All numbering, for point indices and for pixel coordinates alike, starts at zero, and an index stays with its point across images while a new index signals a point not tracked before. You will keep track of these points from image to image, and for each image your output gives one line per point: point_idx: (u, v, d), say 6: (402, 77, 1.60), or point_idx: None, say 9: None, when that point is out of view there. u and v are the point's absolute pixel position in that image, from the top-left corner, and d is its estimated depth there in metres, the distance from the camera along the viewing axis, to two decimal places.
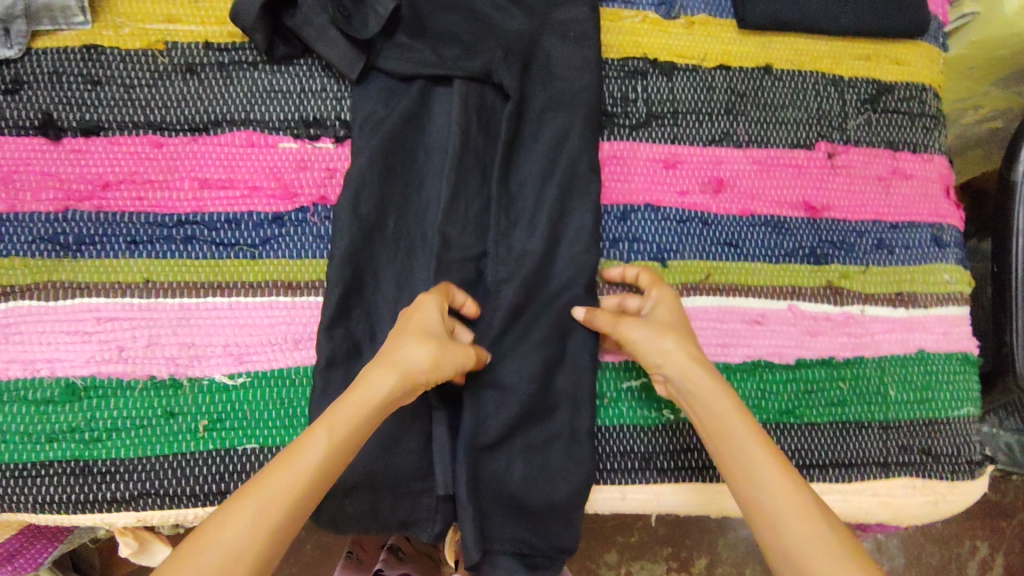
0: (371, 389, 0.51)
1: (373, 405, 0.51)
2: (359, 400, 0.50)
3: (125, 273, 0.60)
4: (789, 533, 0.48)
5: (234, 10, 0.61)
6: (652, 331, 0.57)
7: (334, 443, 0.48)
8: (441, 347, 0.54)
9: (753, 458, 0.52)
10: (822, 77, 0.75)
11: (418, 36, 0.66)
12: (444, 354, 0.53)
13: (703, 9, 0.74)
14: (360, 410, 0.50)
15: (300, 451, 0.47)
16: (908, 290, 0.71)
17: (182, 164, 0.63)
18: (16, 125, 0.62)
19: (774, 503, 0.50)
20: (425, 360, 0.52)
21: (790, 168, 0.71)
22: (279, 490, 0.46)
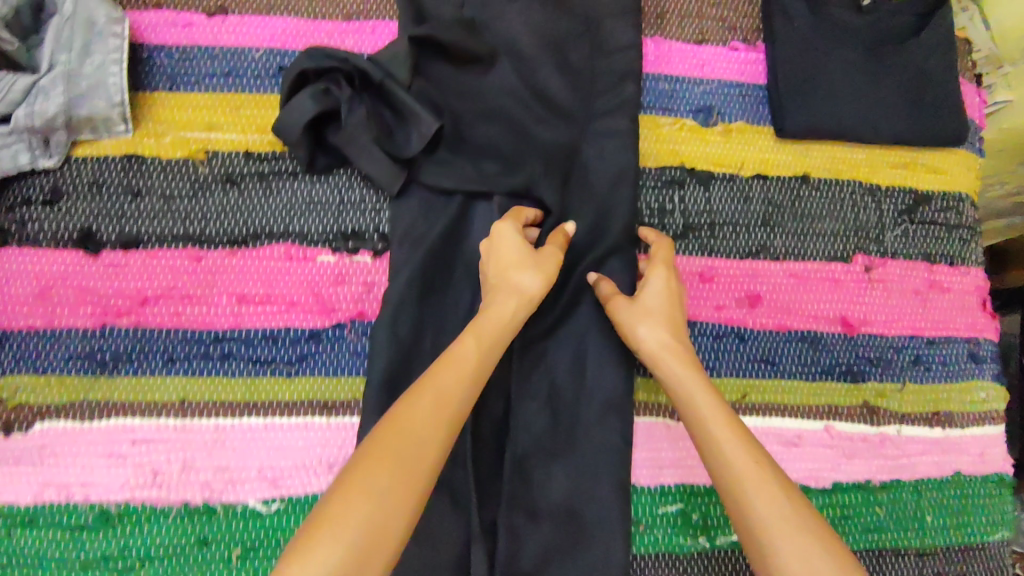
0: (486, 332, 0.55)
1: (501, 331, 0.56)
2: (461, 363, 0.52)
3: (162, 393, 0.60)
4: (766, 517, 0.47)
5: (277, 128, 0.62)
6: (634, 313, 0.60)
7: (457, 393, 0.50)
8: (546, 264, 0.59)
9: (732, 448, 0.51)
10: (860, 187, 0.74)
11: (459, 151, 0.66)
12: (551, 268, 0.59)
13: (741, 116, 0.74)
14: (474, 355, 0.53)
15: (430, 406, 0.48)
16: (944, 409, 0.71)
17: (220, 277, 0.62)
18: (55, 237, 0.61)
19: (754, 489, 0.49)
20: (541, 281, 0.58)
21: (828, 282, 0.71)
22: (419, 442, 0.46)
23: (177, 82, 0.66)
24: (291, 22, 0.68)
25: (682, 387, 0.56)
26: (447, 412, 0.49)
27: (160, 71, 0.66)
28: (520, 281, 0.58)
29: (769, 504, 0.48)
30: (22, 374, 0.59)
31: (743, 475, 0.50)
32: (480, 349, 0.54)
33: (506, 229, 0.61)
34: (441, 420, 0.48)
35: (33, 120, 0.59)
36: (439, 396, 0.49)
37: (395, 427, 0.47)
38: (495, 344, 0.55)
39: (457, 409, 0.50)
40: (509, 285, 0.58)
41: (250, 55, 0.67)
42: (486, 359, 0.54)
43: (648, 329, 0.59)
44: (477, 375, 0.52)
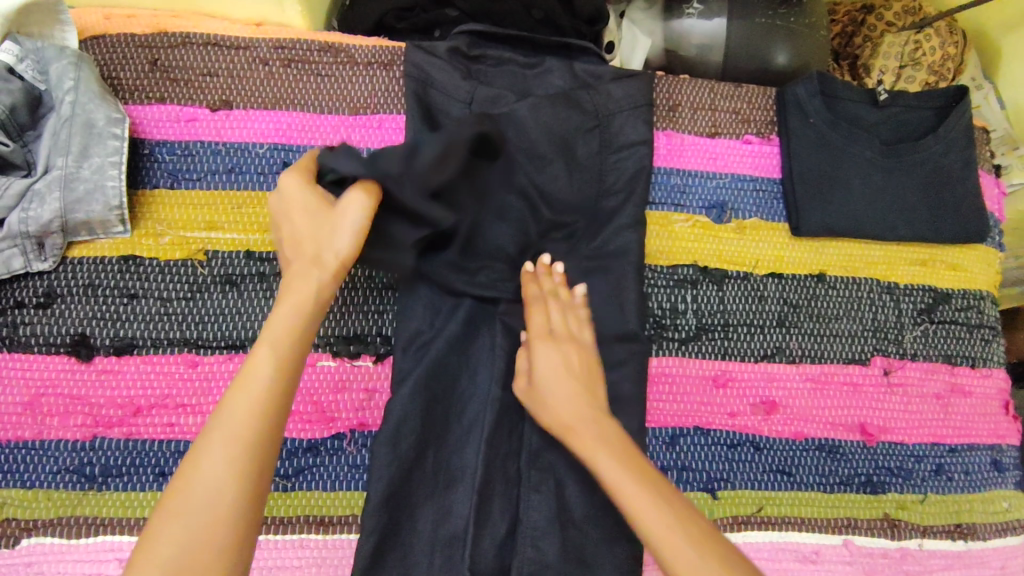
0: (276, 330, 0.50)
1: (299, 322, 0.51)
2: (253, 380, 0.47)
3: (153, 509, 0.57)
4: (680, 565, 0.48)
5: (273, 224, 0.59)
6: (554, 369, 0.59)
7: (247, 417, 0.46)
8: (345, 222, 0.54)
9: (628, 491, 0.51)
10: (878, 285, 0.72)
11: None
12: (351, 222, 0.53)
13: (754, 213, 0.72)
14: (267, 363, 0.48)
15: (221, 446, 0.44)
16: (966, 521, 0.68)
17: (216, 385, 0.60)
18: (47, 341, 0.59)
19: (660, 533, 0.49)
20: (345, 243, 0.54)
21: (845, 387, 0.68)
22: (212, 494, 0.43)
23: (178, 178, 0.64)
24: (297, 116, 0.67)
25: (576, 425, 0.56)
26: (247, 441, 0.45)
27: (161, 167, 0.65)
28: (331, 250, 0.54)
29: (683, 551, 0.48)
30: (9, 488, 0.57)
31: (641, 517, 0.50)
32: (275, 346, 0.50)
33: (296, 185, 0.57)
34: (233, 463, 0.44)
35: (27, 226, 0.58)
36: (228, 427, 0.45)
37: (176, 491, 0.43)
38: (296, 335, 0.51)
39: (265, 428, 0.46)
40: (312, 262, 0.54)
41: (254, 152, 0.66)
42: (282, 362, 0.49)
43: (561, 376, 0.59)
44: (272, 380, 0.48)
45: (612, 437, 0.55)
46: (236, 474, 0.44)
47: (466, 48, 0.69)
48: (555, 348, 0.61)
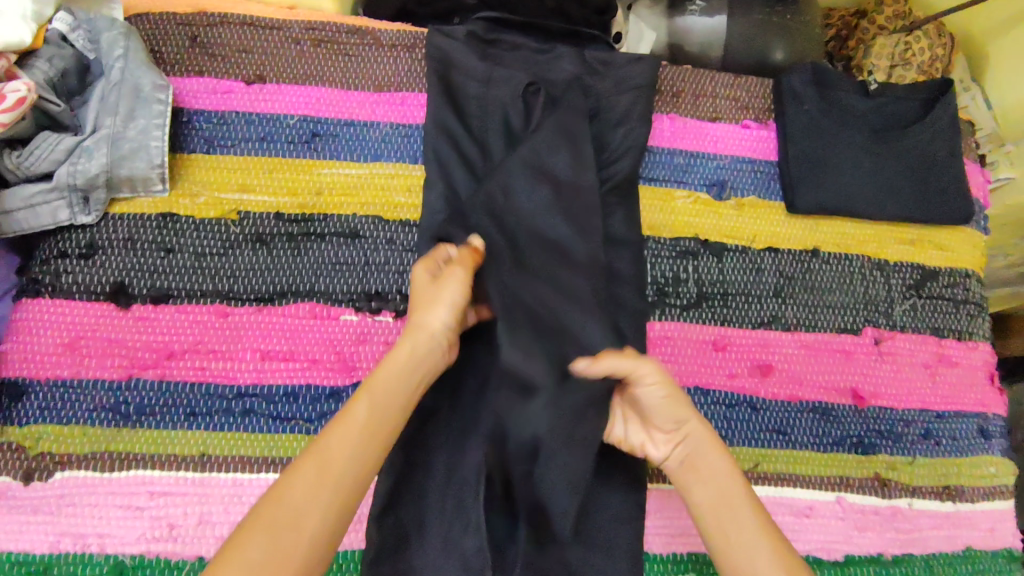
0: (382, 385, 0.54)
1: (398, 381, 0.55)
2: (352, 423, 0.51)
3: (183, 446, 0.61)
4: (735, 540, 0.55)
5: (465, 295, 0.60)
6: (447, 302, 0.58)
7: (342, 451, 0.50)
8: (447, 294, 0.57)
9: (711, 476, 0.57)
10: (868, 261, 0.76)
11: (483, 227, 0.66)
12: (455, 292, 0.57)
13: (752, 191, 0.77)
14: (366, 409, 0.52)
15: (313, 471, 0.48)
16: (954, 483, 0.71)
17: (246, 334, 0.64)
18: (86, 289, 0.63)
19: (726, 517, 0.56)
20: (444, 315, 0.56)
21: (837, 355, 0.72)
22: (300, 507, 0.47)
23: (213, 145, 0.69)
24: (324, 92, 0.72)
25: (700, 452, 0.58)
26: (334, 472, 0.49)
27: (198, 134, 0.69)
28: (431, 320, 0.57)
29: (738, 531, 0.55)
30: (46, 424, 0.60)
31: (711, 507, 0.57)
32: (374, 398, 0.53)
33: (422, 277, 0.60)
34: (320, 488, 0.48)
35: (75, 179, 0.62)
36: (324, 456, 0.49)
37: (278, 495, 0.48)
38: (395, 395, 0.54)
39: (352, 467, 0.50)
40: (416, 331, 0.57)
41: (284, 122, 0.71)
42: (381, 414, 0.53)
43: (703, 429, 0.58)
44: (369, 427, 0.52)
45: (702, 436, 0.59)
46: (324, 497, 0.48)
47: (483, 32, 0.75)
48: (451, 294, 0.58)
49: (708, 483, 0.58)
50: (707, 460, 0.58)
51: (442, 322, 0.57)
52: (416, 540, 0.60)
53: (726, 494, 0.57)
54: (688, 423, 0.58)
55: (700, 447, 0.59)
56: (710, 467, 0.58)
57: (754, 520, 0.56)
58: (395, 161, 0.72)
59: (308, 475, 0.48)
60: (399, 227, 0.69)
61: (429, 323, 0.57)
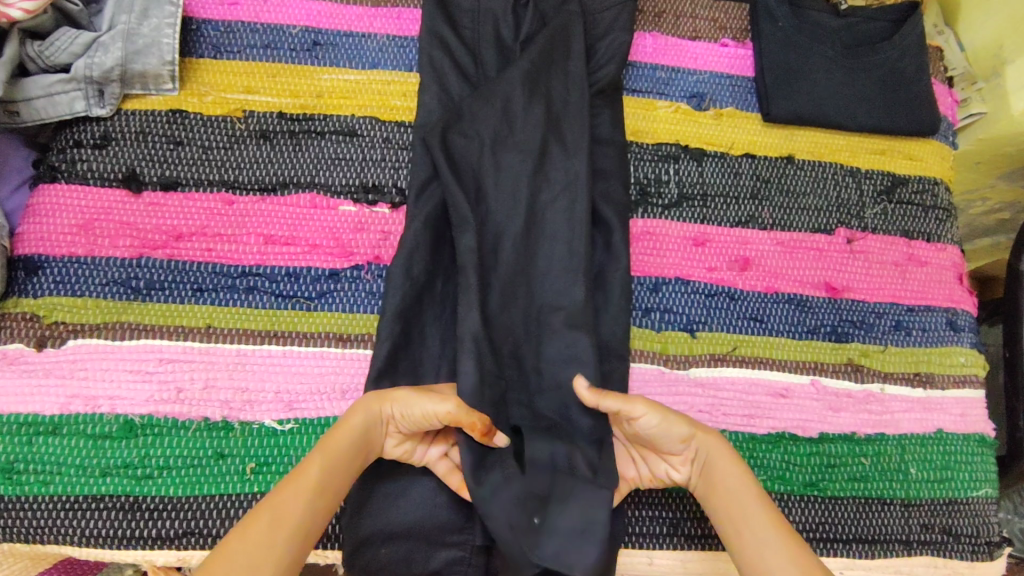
0: (336, 447, 0.53)
1: (353, 449, 0.53)
2: (306, 481, 0.50)
3: (191, 318, 0.64)
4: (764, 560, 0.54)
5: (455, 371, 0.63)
6: (420, 404, 0.55)
7: (291, 512, 0.49)
8: (416, 404, 0.55)
9: (726, 482, 0.57)
10: (840, 169, 0.80)
11: (471, 127, 0.71)
12: (425, 409, 0.55)
13: (731, 103, 0.81)
14: (319, 470, 0.51)
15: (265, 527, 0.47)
16: (926, 371, 0.74)
17: (249, 220, 0.67)
18: (101, 177, 0.67)
19: (744, 530, 0.55)
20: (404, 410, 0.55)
21: (812, 252, 0.76)
22: (250, 562, 0.46)
23: (221, 50, 0.73)
24: (325, 5, 0.76)
25: (710, 459, 0.58)
26: (285, 530, 0.48)
27: (206, 41, 0.73)
28: (389, 408, 0.56)
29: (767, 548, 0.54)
30: (60, 295, 0.63)
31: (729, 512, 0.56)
32: (328, 459, 0.52)
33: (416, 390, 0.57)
34: (270, 544, 0.47)
35: (91, 71, 0.66)
36: (279, 514, 0.48)
37: (229, 549, 0.46)
38: (348, 456, 0.53)
39: (301, 526, 0.49)
40: (375, 401, 0.56)
41: (287, 31, 0.75)
42: (333, 475, 0.51)
43: (710, 445, 0.58)
44: (320, 486, 0.51)
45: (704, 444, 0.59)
46: (275, 553, 0.47)
47: None
48: (424, 406, 0.55)
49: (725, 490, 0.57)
50: (721, 468, 0.58)
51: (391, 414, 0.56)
52: None
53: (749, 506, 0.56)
54: (692, 439, 0.58)
55: (710, 455, 0.58)
56: (732, 487, 0.57)
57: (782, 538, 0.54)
58: (392, 69, 0.76)
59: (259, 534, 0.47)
60: (395, 127, 0.73)
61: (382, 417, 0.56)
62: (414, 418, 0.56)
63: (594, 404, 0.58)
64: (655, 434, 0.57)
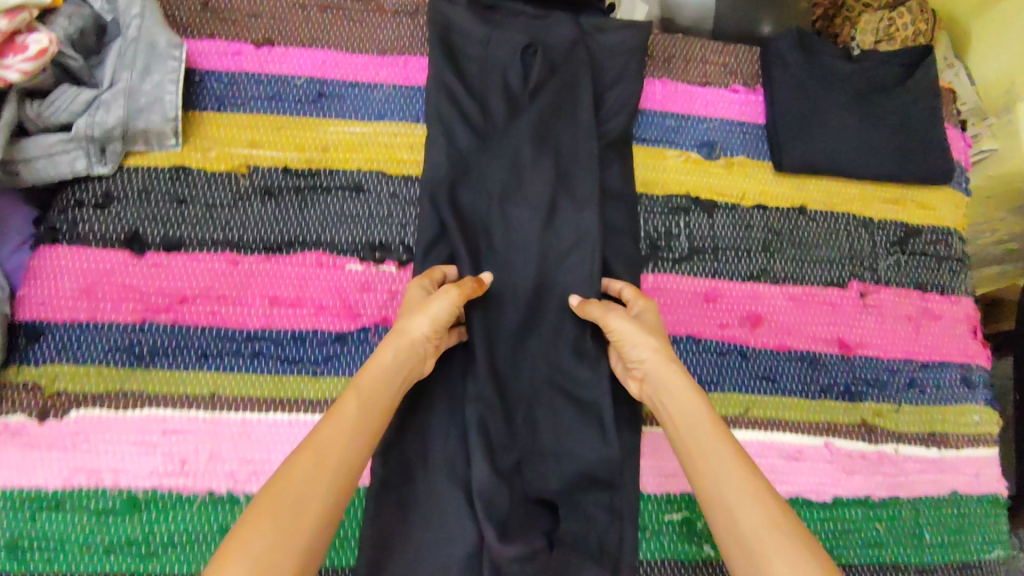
0: (369, 388, 0.53)
1: (388, 381, 0.55)
2: (346, 420, 0.50)
3: (195, 386, 0.63)
4: (710, 477, 0.51)
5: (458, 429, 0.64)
6: (437, 308, 0.58)
7: (337, 451, 0.48)
8: (434, 310, 0.58)
9: (678, 401, 0.56)
10: (854, 219, 0.79)
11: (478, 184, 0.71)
12: (444, 305, 0.58)
13: (742, 151, 0.80)
14: (357, 409, 0.51)
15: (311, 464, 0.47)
16: (940, 430, 0.73)
17: (254, 281, 0.66)
18: (102, 237, 0.66)
19: (694, 449, 0.53)
20: (427, 327, 0.58)
21: (824, 307, 0.75)
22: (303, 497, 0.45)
23: (224, 103, 0.72)
24: (331, 55, 0.75)
25: (668, 384, 0.58)
26: (332, 467, 0.47)
27: (210, 93, 0.72)
28: (415, 330, 0.57)
29: (716, 467, 0.51)
30: (62, 364, 0.62)
31: (681, 429, 0.55)
32: (363, 400, 0.52)
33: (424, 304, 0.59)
34: (321, 480, 0.46)
35: (93, 130, 0.65)
36: (319, 454, 0.47)
37: (275, 489, 0.45)
38: (379, 396, 0.54)
39: (350, 463, 0.48)
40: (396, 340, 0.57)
41: (293, 82, 0.74)
42: (370, 414, 0.52)
43: (667, 371, 0.58)
44: (360, 426, 0.50)
45: (663, 364, 0.59)
46: (327, 487, 0.46)
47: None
48: (443, 303, 0.59)
49: (682, 407, 0.56)
50: (677, 390, 0.57)
51: (423, 332, 0.58)
52: (419, 475, 0.63)
53: (699, 424, 0.54)
54: (650, 356, 0.59)
55: (666, 376, 0.58)
56: (686, 409, 0.56)
57: (734, 457, 0.51)
58: (398, 119, 0.74)
59: (306, 471, 0.46)
60: (402, 182, 0.72)
61: (408, 358, 0.57)
62: (441, 320, 0.59)
63: (582, 315, 0.65)
64: (621, 347, 0.61)
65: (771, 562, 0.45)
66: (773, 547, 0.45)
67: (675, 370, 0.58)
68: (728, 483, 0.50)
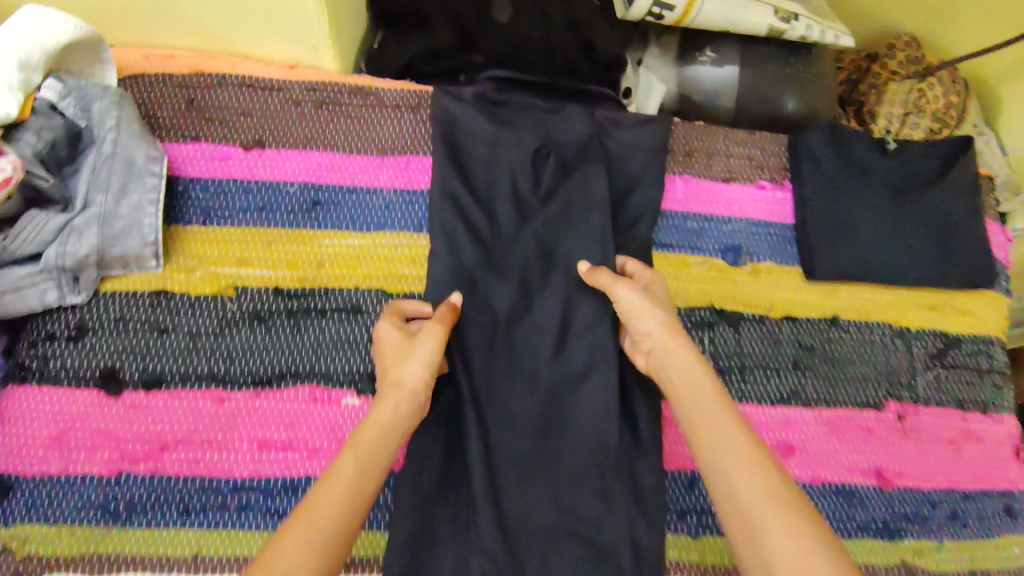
0: (370, 440, 0.50)
1: (389, 434, 0.51)
2: (341, 483, 0.46)
3: (177, 546, 0.57)
4: (721, 464, 0.48)
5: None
6: (422, 352, 0.56)
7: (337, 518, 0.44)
8: (420, 352, 0.56)
9: (687, 379, 0.54)
10: (889, 329, 0.73)
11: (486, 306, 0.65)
12: (428, 347, 0.56)
13: (770, 256, 0.74)
14: (356, 470, 0.47)
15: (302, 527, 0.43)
16: (984, 569, 0.68)
17: (242, 421, 0.61)
18: (76, 375, 0.60)
19: (703, 429, 0.51)
20: (420, 372, 0.55)
21: (859, 432, 0.70)
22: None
23: (210, 215, 0.66)
24: (326, 157, 0.69)
25: (674, 363, 0.56)
26: (329, 533, 0.43)
27: (193, 204, 0.66)
28: (403, 373, 0.55)
29: (727, 456, 0.49)
30: (29, 523, 0.56)
31: (688, 405, 0.53)
32: (361, 457, 0.48)
33: (408, 347, 0.57)
34: (314, 555, 0.42)
35: (64, 260, 0.59)
36: (313, 518, 0.44)
37: (266, 560, 0.41)
38: (380, 449, 0.50)
39: (344, 529, 0.44)
40: (389, 388, 0.54)
41: (285, 190, 0.68)
42: (369, 472, 0.48)
43: (671, 344, 0.56)
44: (359, 490, 0.47)
45: (671, 343, 0.57)
46: (319, 557, 0.42)
47: (491, 94, 0.72)
48: (427, 344, 0.56)
49: (692, 392, 0.53)
50: (685, 372, 0.55)
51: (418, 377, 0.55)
52: None
53: (711, 407, 0.52)
54: (657, 331, 0.58)
55: (670, 352, 0.56)
56: (695, 396, 0.53)
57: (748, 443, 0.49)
58: (399, 229, 0.69)
59: (299, 544, 0.42)
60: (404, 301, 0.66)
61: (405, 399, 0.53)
62: (428, 363, 0.56)
63: (590, 282, 0.63)
64: (625, 317, 0.60)
65: (771, 541, 0.44)
66: (774, 520, 0.45)
67: (683, 345, 0.56)
68: (740, 470, 0.47)
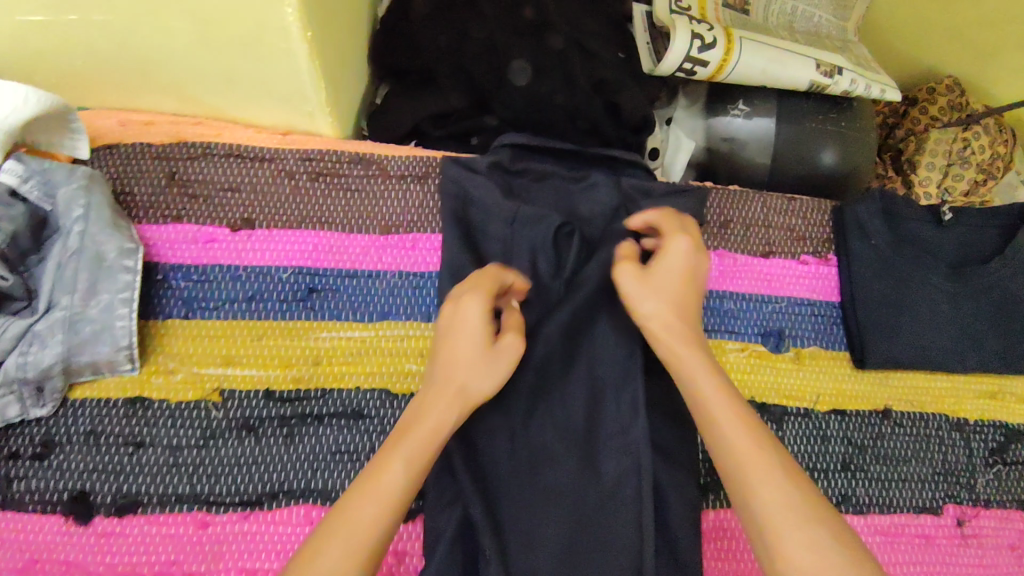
0: (399, 458, 0.45)
1: (427, 453, 0.46)
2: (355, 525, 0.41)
3: None
4: (735, 464, 0.45)
5: None
6: (498, 371, 0.50)
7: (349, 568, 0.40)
8: (497, 365, 0.50)
9: (694, 371, 0.50)
10: (945, 421, 0.67)
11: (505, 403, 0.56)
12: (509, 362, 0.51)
13: (814, 341, 0.67)
14: (379, 516, 0.42)
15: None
16: None
17: (228, 548, 0.53)
18: (42, 498, 0.53)
19: (716, 429, 0.47)
20: (489, 388, 0.50)
21: (916, 540, 0.63)
22: None
23: (193, 307, 0.59)
24: (324, 237, 0.62)
25: (678, 346, 0.52)
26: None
27: (174, 294, 0.59)
28: (473, 385, 0.49)
29: (740, 447, 0.46)
30: None
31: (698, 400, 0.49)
32: (385, 494, 0.43)
33: (485, 346, 0.50)
34: None
35: (24, 371, 0.52)
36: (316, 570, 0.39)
37: None
38: (413, 469, 0.45)
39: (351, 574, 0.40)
40: (450, 386, 0.49)
41: (277, 275, 0.60)
42: (390, 514, 0.43)
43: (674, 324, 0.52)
44: (380, 536, 0.42)
45: (678, 333, 0.52)
46: None
47: (508, 162, 0.65)
48: (502, 367, 0.50)
49: (701, 386, 0.49)
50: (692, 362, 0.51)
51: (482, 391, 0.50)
52: None
53: (725, 404, 0.48)
54: (661, 316, 0.53)
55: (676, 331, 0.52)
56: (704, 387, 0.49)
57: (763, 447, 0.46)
58: (405, 318, 0.61)
59: None
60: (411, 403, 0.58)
61: (443, 425, 0.47)
62: (502, 369, 0.51)
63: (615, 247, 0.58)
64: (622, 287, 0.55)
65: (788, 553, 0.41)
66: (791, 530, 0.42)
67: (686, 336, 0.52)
68: (759, 473, 0.44)
